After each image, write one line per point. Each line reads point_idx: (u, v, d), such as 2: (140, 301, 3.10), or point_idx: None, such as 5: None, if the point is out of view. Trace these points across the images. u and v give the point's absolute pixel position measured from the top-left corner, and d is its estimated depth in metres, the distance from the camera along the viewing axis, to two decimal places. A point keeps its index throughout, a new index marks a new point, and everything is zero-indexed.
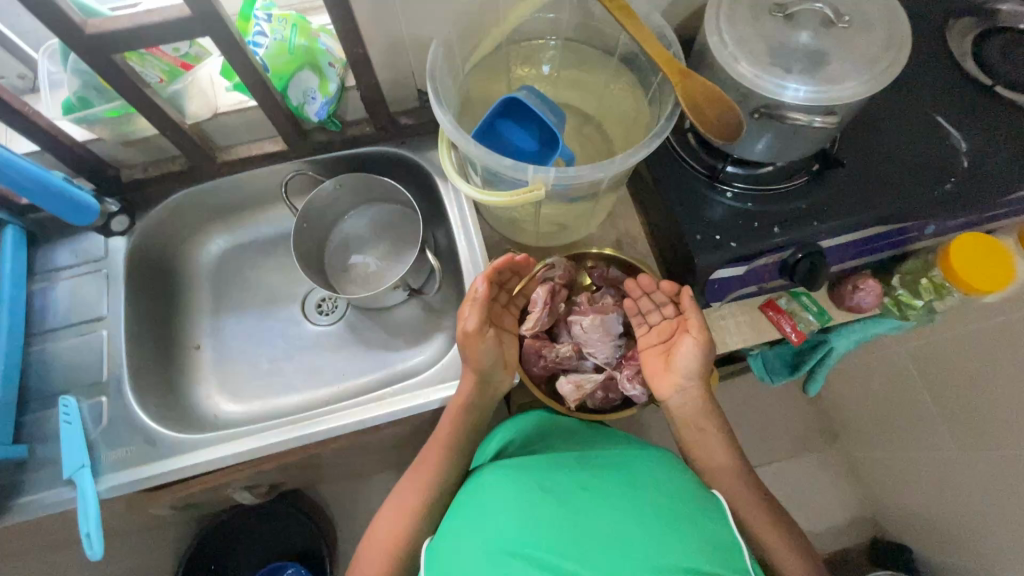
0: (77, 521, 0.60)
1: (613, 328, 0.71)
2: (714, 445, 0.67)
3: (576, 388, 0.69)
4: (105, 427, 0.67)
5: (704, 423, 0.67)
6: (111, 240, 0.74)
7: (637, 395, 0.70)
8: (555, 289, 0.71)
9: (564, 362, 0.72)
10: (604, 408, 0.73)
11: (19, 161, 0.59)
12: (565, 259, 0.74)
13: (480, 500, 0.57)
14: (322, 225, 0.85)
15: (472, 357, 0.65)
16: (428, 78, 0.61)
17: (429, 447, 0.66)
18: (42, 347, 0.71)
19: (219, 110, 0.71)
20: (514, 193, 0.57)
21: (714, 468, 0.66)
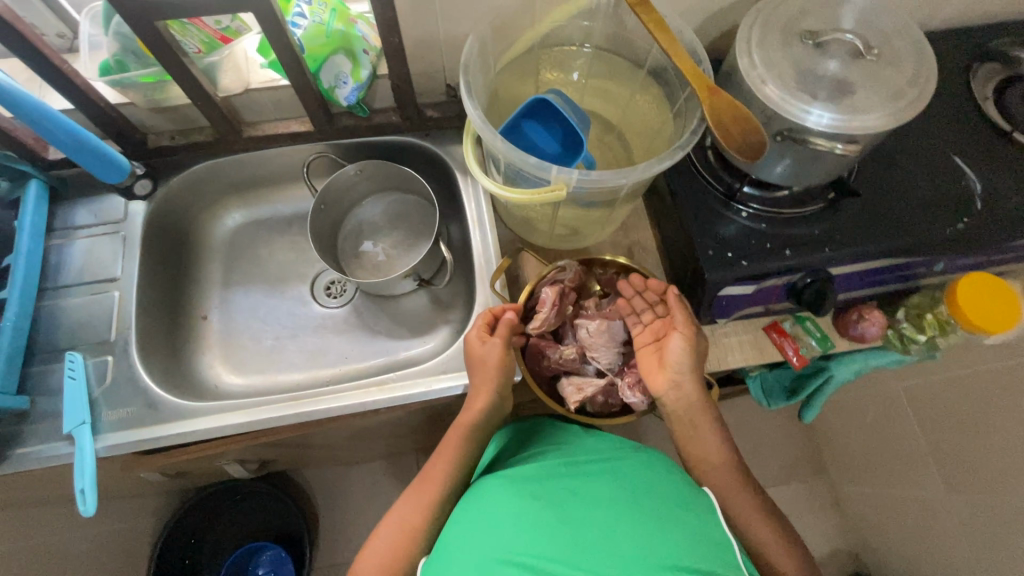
0: (72, 476, 0.60)
1: (617, 335, 0.72)
2: (709, 446, 0.66)
3: (577, 391, 0.70)
4: (108, 386, 0.68)
5: (703, 425, 0.66)
6: (131, 203, 0.75)
7: (637, 402, 0.69)
8: (565, 291, 0.72)
9: (567, 364, 0.72)
10: (603, 413, 0.72)
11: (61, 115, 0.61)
12: (577, 262, 0.74)
13: (477, 510, 0.57)
14: (339, 208, 0.86)
15: (486, 364, 0.66)
16: (461, 72, 0.62)
17: (439, 453, 0.66)
18: (53, 303, 0.71)
19: (251, 85, 0.72)
20: (535, 192, 0.58)
21: (705, 456, 0.66)
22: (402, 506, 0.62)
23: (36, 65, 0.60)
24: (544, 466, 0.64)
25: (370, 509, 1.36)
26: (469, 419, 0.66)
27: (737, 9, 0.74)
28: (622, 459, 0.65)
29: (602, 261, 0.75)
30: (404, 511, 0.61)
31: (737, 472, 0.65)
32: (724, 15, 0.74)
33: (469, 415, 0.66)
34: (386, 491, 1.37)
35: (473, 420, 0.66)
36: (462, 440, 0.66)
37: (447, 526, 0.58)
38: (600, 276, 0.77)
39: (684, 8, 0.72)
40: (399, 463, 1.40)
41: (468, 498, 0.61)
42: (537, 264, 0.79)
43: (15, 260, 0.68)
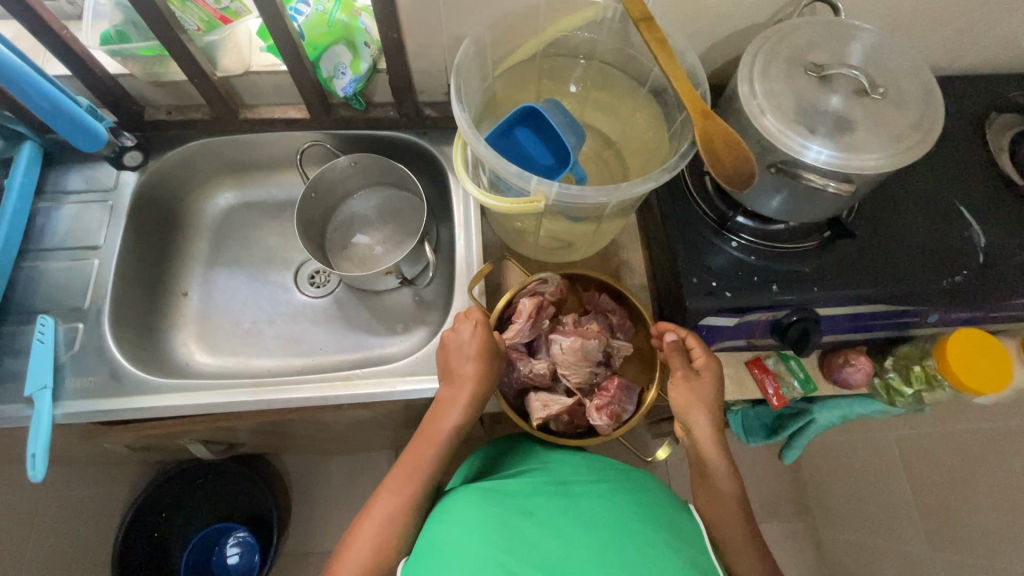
0: (26, 440, 0.60)
1: (591, 355, 0.70)
2: (724, 491, 0.64)
3: (543, 407, 0.68)
4: (76, 353, 0.67)
5: (714, 473, 0.65)
6: (122, 173, 0.76)
7: (601, 426, 0.67)
8: (543, 304, 0.70)
9: (537, 379, 0.70)
10: (567, 432, 0.70)
11: (36, 76, 0.59)
12: (559, 276, 0.73)
13: (454, 522, 0.55)
14: (331, 198, 0.86)
15: (471, 359, 0.64)
16: (454, 73, 0.61)
17: (419, 440, 0.63)
18: (33, 265, 0.72)
19: (251, 68, 0.72)
20: (513, 201, 0.56)
21: (714, 499, 0.64)
22: (380, 503, 0.59)
23: (35, 29, 0.60)
24: (531, 481, 0.63)
25: (342, 503, 1.35)
26: (453, 414, 0.63)
27: (747, 35, 0.72)
28: (609, 481, 0.64)
29: (588, 278, 0.74)
30: (381, 507, 0.59)
31: (743, 523, 0.63)
32: (733, 41, 0.72)
33: (454, 412, 0.63)
34: (359, 486, 1.36)
35: (456, 415, 0.63)
36: (429, 454, 0.62)
37: (423, 534, 0.57)
38: (583, 293, 0.76)
39: (692, 30, 0.70)
40: (376, 460, 1.39)
41: (443, 509, 0.59)
42: (520, 273, 0.78)
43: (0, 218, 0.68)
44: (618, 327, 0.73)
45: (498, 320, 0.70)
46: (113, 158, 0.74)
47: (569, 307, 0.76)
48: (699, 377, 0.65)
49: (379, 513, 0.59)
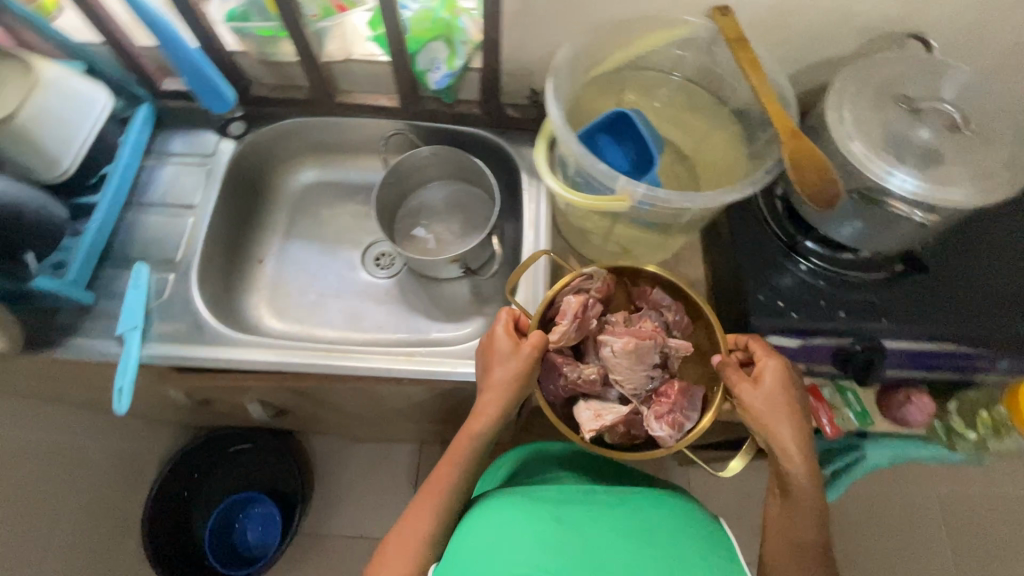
0: (115, 374, 0.65)
1: (645, 358, 0.68)
2: (807, 530, 0.56)
3: (596, 416, 0.68)
4: (164, 301, 0.72)
5: (797, 503, 0.56)
6: (222, 141, 0.82)
7: (663, 437, 0.65)
8: (592, 304, 0.69)
9: (587, 384, 0.70)
10: (622, 441, 0.69)
11: (189, 47, 0.68)
12: (605, 271, 0.71)
13: (482, 517, 0.55)
14: (405, 186, 0.90)
15: (501, 365, 0.63)
16: (551, 73, 0.64)
17: (441, 463, 0.62)
18: (134, 216, 0.77)
19: (352, 56, 0.77)
20: (597, 199, 0.58)
21: (794, 539, 0.56)
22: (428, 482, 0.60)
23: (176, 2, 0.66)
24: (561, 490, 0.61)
25: (365, 489, 1.37)
26: (483, 421, 0.62)
27: (834, 66, 0.73)
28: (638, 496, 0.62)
29: (638, 273, 0.73)
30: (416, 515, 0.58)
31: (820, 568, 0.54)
32: (820, 69, 0.74)
33: (482, 422, 0.62)
34: (384, 475, 1.38)
35: (487, 423, 0.62)
36: (466, 454, 0.61)
37: (453, 545, 0.54)
38: (631, 290, 0.75)
39: (781, 56, 0.72)
40: (401, 451, 1.41)
41: (472, 516, 0.57)
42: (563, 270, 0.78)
43: (113, 169, 0.73)
44: (673, 326, 0.71)
45: (542, 320, 0.69)
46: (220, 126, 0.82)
47: (617, 305, 0.75)
48: (766, 382, 0.59)
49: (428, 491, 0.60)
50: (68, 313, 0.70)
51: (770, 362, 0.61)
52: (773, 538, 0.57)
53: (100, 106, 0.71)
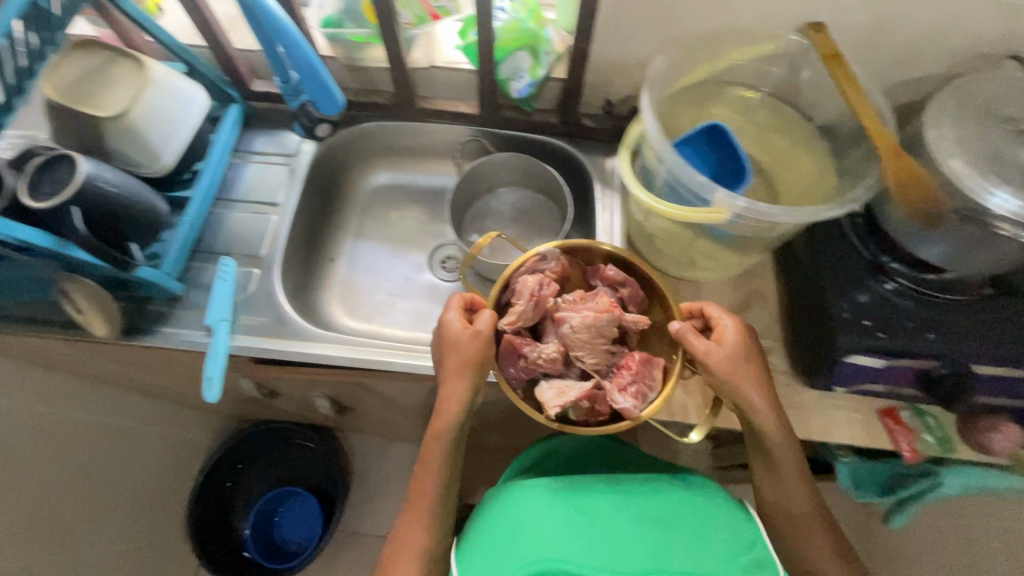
0: (205, 364, 0.67)
1: (606, 332, 0.63)
2: (795, 493, 0.62)
3: (559, 395, 0.60)
4: (248, 295, 0.74)
5: (780, 466, 0.62)
6: (304, 142, 0.85)
7: (628, 408, 0.58)
8: (546, 282, 0.64)
9: (549, 365, 0.63)
10: (588, 423, 0.61)
11: (305, 47, 0.66)
12: (559, 248, 0.66)
13: (513, 516, 0.58)
14: (474, 190, 0.89)
15: (461, 354, 0.61)
16: (647, 83, 0.65)
17: (421, 471, 0.64)
18: (220, 212, 0.80)
19: (435, 63, 0.79)
20: (691, 210, 0.58)
21: (785, 502, 0.63)
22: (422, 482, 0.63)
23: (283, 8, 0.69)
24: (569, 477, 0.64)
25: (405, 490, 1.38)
26: (451, 412, 0.62)
27: (924, 84, 0.73)
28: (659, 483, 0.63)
29: (594, 249, 0.66)
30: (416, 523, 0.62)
31: (814, 522, 0.62)
32: (908, 88, 0.73)
33: (449, 410, 0.62)
34: None
35: (450, 418, 0.62)
36: (443, 450, 0.63)
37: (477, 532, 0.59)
38: (586, 267, 0.69)
39: (870, 74, 0.72)
40: None
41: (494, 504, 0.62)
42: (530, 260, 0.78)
43: (205, 167, 0.76)
44: (628, 300, 0.65)
45: (495, 303, 0.64)
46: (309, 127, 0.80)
47: (574, 282, 0.69)
48: (727, 343, 0.62)
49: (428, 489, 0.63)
50: (159, 303, 0.72)
51: (727, 323, 0.64)
52: (764, 492, 0.64)
53: (198, 105, 0.73)
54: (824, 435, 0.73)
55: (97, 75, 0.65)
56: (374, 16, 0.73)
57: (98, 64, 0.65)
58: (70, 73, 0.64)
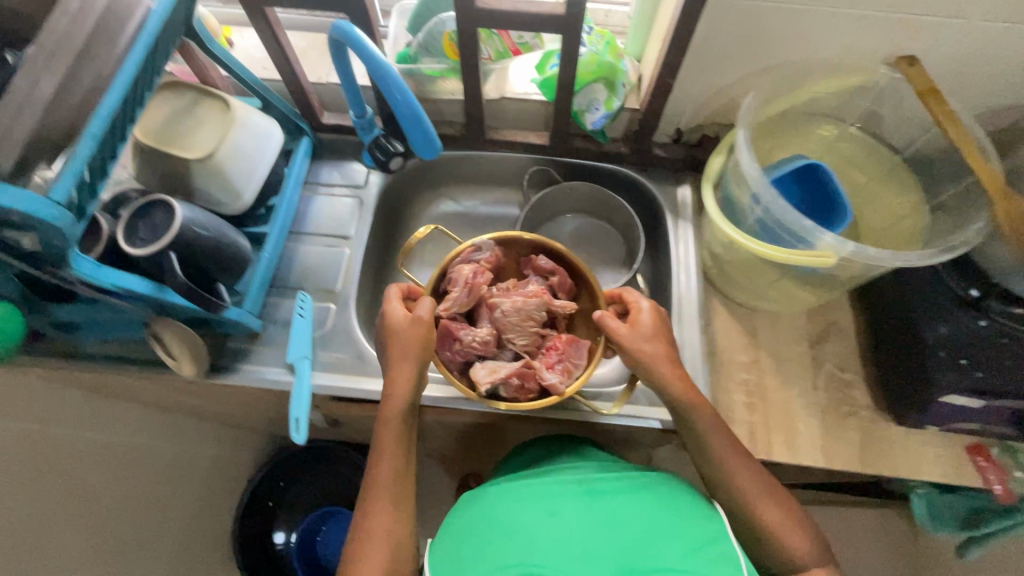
0: (290, 403, 0.67)
1: (534, 315, 0.73)
2: (743, 471, 0.62)
3: (490, 373, 0.68)
4: (326, 331, 0.74)
5: (710, 440, 0.64)
6: (371, 173, 0.85)
7: (555, 383, 0.68)
8: (478, 270, 0.73)
9: (483, 347, 0.71)
10: (518, 399, 0.69)
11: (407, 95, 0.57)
12: (495, 243, 0.76)
13: (492, 517, 0.58)
14: (539, 218, 0.88)
15: (404, 336, 0.65)
16: (740, 117, 0.61)
17: (378, 457, 0.63)
18: (293, 245, 0.80)
19: (506, 94, 0.78)
20: (797, 254, 0.57)
21: (737, 484, 0.61)
22: (380, 473, 0.62)
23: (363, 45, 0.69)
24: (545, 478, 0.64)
25: None
26: (401, 394, 0.64)
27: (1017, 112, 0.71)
28: (630, 476, 0.64)
29: (522, 243, 0.76)
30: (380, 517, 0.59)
31: (769, 502, 0.61)
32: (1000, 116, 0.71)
33: (396, 393, 0.64)
34: None
35: (400, 399, 0.64)
36: (396, 438, 0.63)
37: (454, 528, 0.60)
38: (521, 259, 0.78)
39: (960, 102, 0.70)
40: None
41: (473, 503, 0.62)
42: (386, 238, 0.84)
43: (280, 202, 0.76)
44: (558, 287, 0.74)
45: (432, 290, 0.72)
46: (382, 162, 0.78)
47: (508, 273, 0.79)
48: (643, 323, 0.68)
49: (385, 484, 0.61)
50: (239, 339, 0.73)
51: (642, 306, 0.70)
52: (712, 474, 0.64)
53: (274, 139, 0.73)
54: (912, 471, 0.72)
55: (185, 115, 0.65)
56: (454, 52, 0.72)
57: (184, 105, 0.66)
58: (160, 116, 0.65)
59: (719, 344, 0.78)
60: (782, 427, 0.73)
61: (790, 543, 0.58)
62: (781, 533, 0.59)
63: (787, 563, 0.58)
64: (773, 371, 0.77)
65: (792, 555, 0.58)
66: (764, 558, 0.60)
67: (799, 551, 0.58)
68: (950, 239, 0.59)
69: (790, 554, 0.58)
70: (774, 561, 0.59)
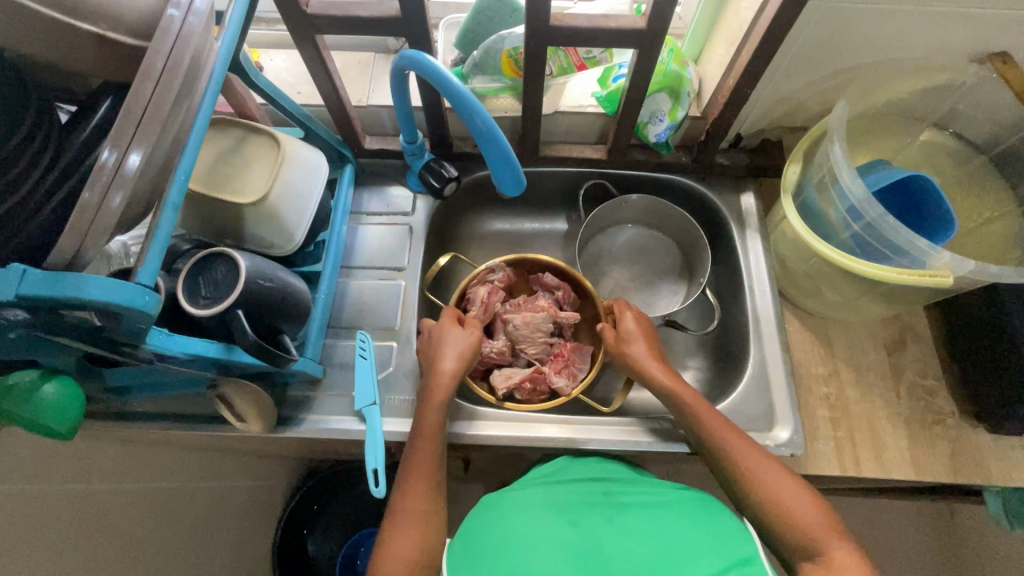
0: (365, 455, 0.63)
1: (544, 326, 0.78)
2: (763, 465, 0.58)
3: (506, 379, 0.74)
4: (389, 372, 0.71)
5: (719, 434, 0.61)
6: (418, 198, 0.81)
7: (563, 386, 0.74)
8: (494, 289, 0.77)
9: (499, 357, 0.77)
10: (533, 401, 0.75)
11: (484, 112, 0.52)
12: (506, 263, 0.80)
13: (511, 527, 0.56)
14: (595, 230, 0.84)
15: (445, 347, 0.67)
16: (834, 131, 0.58)
17: (416, 459, 0.61)
18: (344, 281, 0.76)
19: (560, 109, 0.74)
20: (907, 273, 0.55)
21: (758, 478, 0.57)
22: (414, 479, 0.59)
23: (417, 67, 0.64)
24: (573, 490, 0.63)
25: None
26: (441, 399, 0.63)
27: None
28: (663, 492, 0.62)
29: (531, 260, 0.81)
30: (409, 514, 0.57)
31: (800, 494, 0.55)
32: None
33: (445, 383, 0.64)
34: None
35: (443, 400, 0.63)
36: (432, 439, 0.62)
37: (474, 533, 0.58)
38: (530, 276, 0.83)
39: None
40: None
41: (497, 511, 0.60)
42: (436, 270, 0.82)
43: (330, 237, 0.71)
44: (564, 301, 0.80)
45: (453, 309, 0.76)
46: (437, 188, 0.74)
47: (518, 290, 0.83)
48: (641, 323, 0.72)
49: (416, 490, 0.59)
50: (300, 387, 0.69)
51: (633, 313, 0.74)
52: (730, 470, 0.59)
53: (321, 173, 0.68)
54: (1002, 478, 0.70)
55: (232, 156, 0.60)
56: (512, 70, 0.67)
57: (232, 144, 0.61)
58: (207, 158, 0.60)
59: (795, 357, 0.76)
60: (869, 441, 0.70)
61: (808, 525, 0.53)
62: (798, 515, 0.54)
63: (808, 549, 0.52)
64: (854, 382, 0.74)
65: (813, 539, 0.52)
66: (788, 551, 0.54)
67: (818, 535, 0.52)
68: None
69: (816, 543, 0.52)
70: (800, 555, 0.53)
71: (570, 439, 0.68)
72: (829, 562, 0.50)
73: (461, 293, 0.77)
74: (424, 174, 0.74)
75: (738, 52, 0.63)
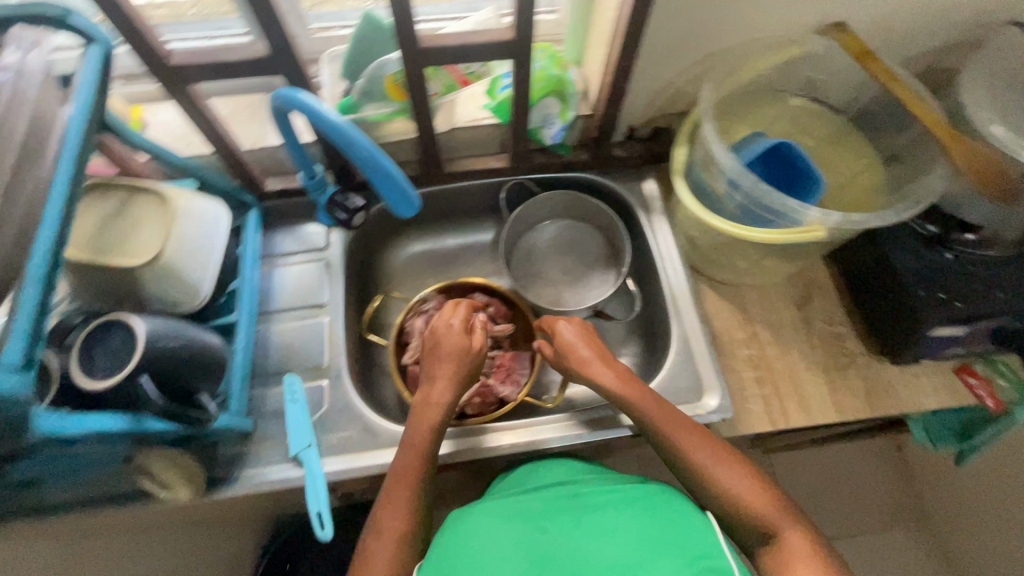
0: (308, 500, 0.62)
1: None
2: (727, 470, 0.57)
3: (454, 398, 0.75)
4: (324, 411, 0.69)
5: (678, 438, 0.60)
6: (332, 232, 0.80)
7: (508, 393, 0.76)
8: (429, 319, 0.79)
9: None
10: (484, 413, 0.76)
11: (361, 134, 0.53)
12: (436, 292, 0.82)
13: (481, 536, 0.55)
14: (519, 230, 0.86)
15: (450, 345, 0.67)
16: (704, 113, 0.62)
17: (394, 488, 0.59)
18: (265, 326, 0.74)
19: (456, 125, 0.76)
20: (786, 231, 0.59)
21: (723, 480, 0.57)
22: (389, 509, 0.57)
23: None
24: (545, 496, 0.62)
25: None
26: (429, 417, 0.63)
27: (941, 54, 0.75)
28: (627, 487, 0.61)
29: (460, 285, 0.83)
30: (386, 541, 0.55)
31: (762, 491, 0.56)
32: (934, 56, 0.74)
33: (444, 382, 0.65)
34: None
35: (437, 410, 0.63)
36: (417, 464, 0.60)
37: (447, 544, 0.56)
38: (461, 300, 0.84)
39: (891, 53, 0.74)
40: None
41: (466, 525, 0.59)
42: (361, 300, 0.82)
43: (243, 284, 0.69)
44: (496, 316, 0.82)
45: (393, 346, 0.78)
46: (345, 220, 0.75)
47: None
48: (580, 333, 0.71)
49: (396, 520, 0.56)
50: (229, 444, 0.66)
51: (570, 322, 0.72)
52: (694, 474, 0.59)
53: (222, 225, 0.66)
54: (913, 405, 0.75)
55: (118, 220, 0.58)
56: (399, 93, 0.68)
57: (115, 207, 0.59)
58: (90, 226, 0.57)
59: (715, 327, 0.80)
60: (793, 393, 0.75)
61: (766, 515, 0.54)
62: (755, 506, 0.55)
63: (764, 532, 0.54)
64: (772, 340, 0.78)
65: (768, 523, 0.54)
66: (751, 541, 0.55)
67: (773, 521, 0.54)
68: (914, 196, 0.63)
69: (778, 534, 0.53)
70: (757, 541, 0.55)
71: (518, 443, 0.69)
72: (783, 543, 0.52)
73: (398, 326, 0.78)
74: (332, 207, 0.74)
75: (608, 50, 0.67)
